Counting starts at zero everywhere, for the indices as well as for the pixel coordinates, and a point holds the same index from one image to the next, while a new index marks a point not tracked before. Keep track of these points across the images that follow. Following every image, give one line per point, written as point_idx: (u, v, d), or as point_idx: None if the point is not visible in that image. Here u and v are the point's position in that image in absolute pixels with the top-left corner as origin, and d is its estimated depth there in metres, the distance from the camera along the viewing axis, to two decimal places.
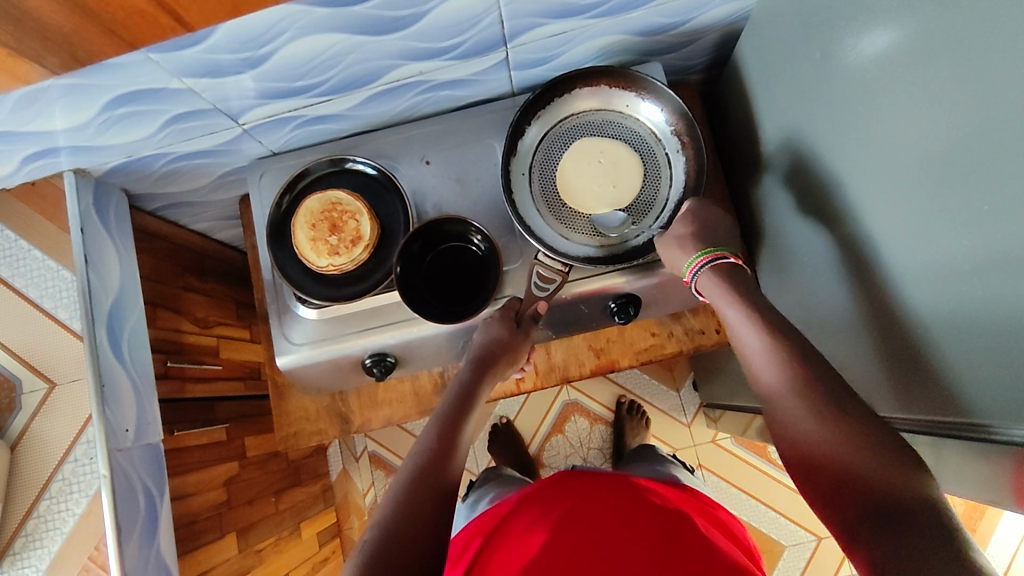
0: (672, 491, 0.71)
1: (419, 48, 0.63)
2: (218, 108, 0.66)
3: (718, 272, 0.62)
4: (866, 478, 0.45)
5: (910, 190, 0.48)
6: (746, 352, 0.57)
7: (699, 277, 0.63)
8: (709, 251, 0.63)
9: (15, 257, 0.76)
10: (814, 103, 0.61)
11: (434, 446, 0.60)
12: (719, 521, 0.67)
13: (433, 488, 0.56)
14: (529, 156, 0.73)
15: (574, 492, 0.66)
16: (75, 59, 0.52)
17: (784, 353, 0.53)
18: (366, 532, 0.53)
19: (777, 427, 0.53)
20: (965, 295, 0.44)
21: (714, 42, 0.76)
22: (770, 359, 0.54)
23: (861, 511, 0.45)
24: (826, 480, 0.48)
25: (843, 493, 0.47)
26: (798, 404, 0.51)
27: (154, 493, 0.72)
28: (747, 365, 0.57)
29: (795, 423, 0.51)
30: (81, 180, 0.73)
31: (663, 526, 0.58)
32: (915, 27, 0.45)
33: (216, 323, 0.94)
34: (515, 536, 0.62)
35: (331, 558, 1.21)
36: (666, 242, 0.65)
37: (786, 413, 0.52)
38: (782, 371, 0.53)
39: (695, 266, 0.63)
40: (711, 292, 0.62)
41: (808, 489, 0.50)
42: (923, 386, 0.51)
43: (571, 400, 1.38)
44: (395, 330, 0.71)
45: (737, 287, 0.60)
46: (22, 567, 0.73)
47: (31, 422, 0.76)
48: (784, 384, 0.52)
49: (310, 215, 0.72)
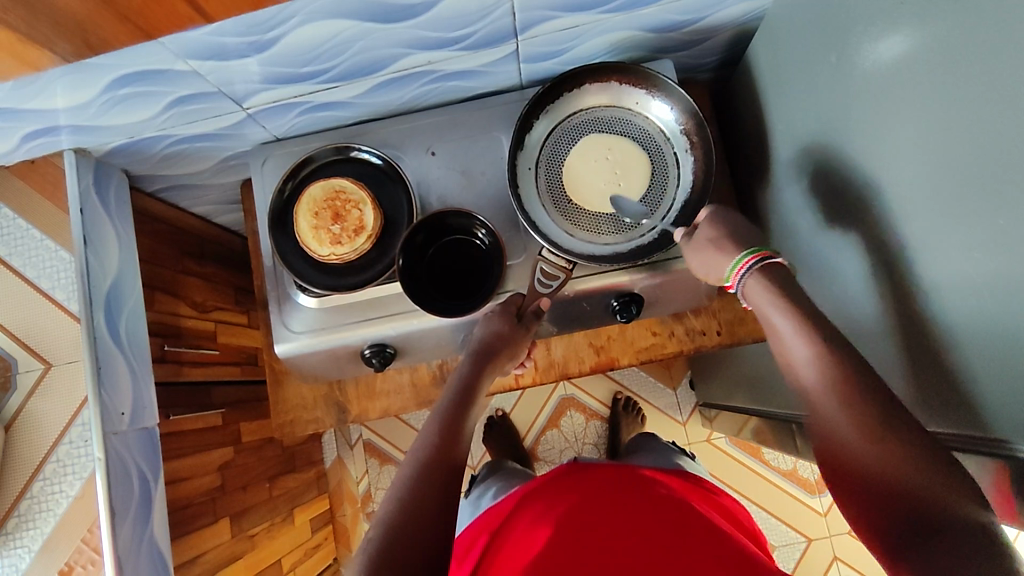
0: (678, 482, 0.71)
1: (429, 37, 0.62)
2: (223, 91, 0.64)
3: (768, 274, 0.57)
4: (902, 486, 0.44)
5: (930, 201, 0.47)
6: (785, 355, 0.54)
7: (746, 280, 0.59)
8: (752, 252, 0.59)
9: (12, 236, 0.76)
10: (828, 107, 0.60)
11: (435, 442, 0.60)
12: (728, 513, 0.68)
13: (433, 484, 0.56)
14: (535, 152, 0.73)
15: (578, 488, 0.66)
16: (88, 48, 0.52)
17: (836, 364, 0.50)
18: (369, 530, 0.53)
19: (815, 436, 0.52)
20: (980, 303, 0.44)
21: (726, 41, 0.75)
22: (816, 371, 0.51)
23: (894, 523, 0.44)
24: (856, 490, 0.47)
25: (873, 500, 0.46)
26: (835, 413, 0.49)
27: (148, 477, 0.72)
28: (787, 368, 0.55)
29: (838, 437, 0.49)
30: (82, 159, 0.72)
31: (673, 520, 0.58)
32: (935, 34, 0.44)
33: (214, 307, 0.94)
34: (522, 531, 0.62)
35: (322, 545, 1.21)
36: (699, 254, 0.64)
37: (829, 426, 0.50)
38: (815, 379, 0.51)
39: (739, 269, 0.59)
40: (754, 298, 0.58)
41: (844, 494, 0.49)
42: (939, 400, 0.51)
43: (567, 395, 1.38)
44: (395, 322, 0.71)
45: (781, 290, 0.56)
46: (14, 547, 0.73)
47: (24, 402, 0.75)
48: (828, 399, 0.50)
49: (312, 203, 0.71)
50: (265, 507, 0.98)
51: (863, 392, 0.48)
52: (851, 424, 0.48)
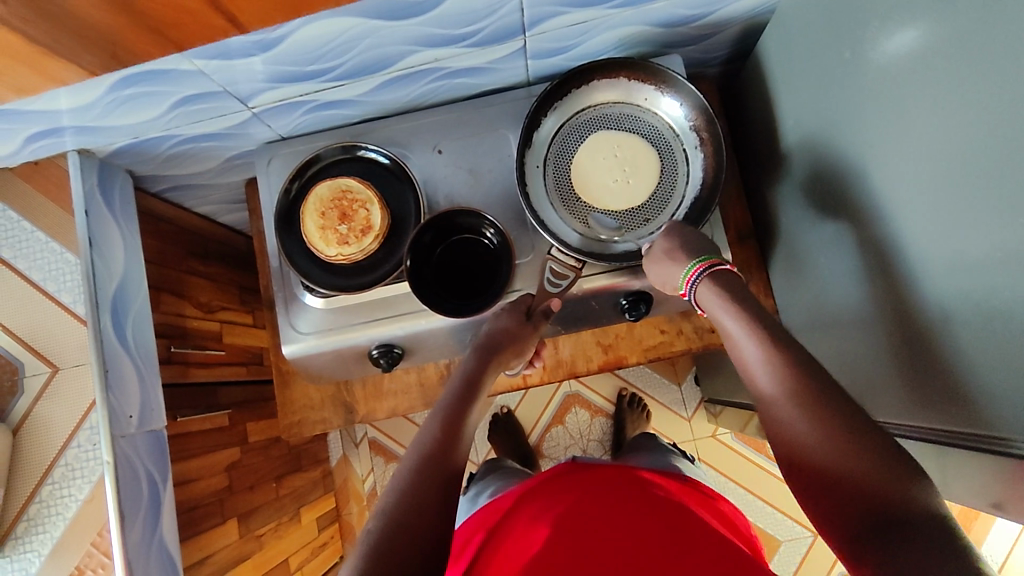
0: (673, 483, 0.71)
1: (436, 35, 0.62)
2: (228, 91, 0.64)
3: (714, 281, 0.59)
4: (867, 483, 0.43)
5: (944, 197, 0.47)
6: (741, 361, 0.54)
7: (697, 286, 0.60)
8: (702, 260, 0.61)
9: (16, 237, 0.76)
10: (838, 101, 0.59)
11: (437, 437, 0.59)
12: (721, 514, 0.68)
13: (433, 480, 0.55)
14: (543, 149, 0.72)
15: (579, 488, 0.65)
16: (113, 58, 0.52)
17: (786, 365, 0.50)
18: (369, 523, 0.51)
19: (771, 438, 0.51)
20: (992, 303, 0.43)
21: (735, 35, 0.74)
22: (769, 374, 0.51)
23: (859, 524, 0.43)
24: (816, 489, 0.46)
25: (834, 499, 0.45)
26: (795, 416, 0.48)
27: (157, 480, 0.71)
28: (742, 373, 0.54)
29: (798, 436, 0.48)
30: (86, 160, 0.71)
31: (671, 518, 0.58)
32: (950, 29, 0.43)
33: (219, 307, 0.93)
34: (522, 526, 0.62)
35: (329, 543, 1.21)
36: (655, 263, 0.64)
37: (785, 423, 0.49)
38: (770, 384, 0.50)
39: (690, 277, 0.60)
40: (709, 304, 0.59)
41: (803, 495, 0.48)
42: (944, 398, 0.51)
43: (571, 392, 1.38)
44: (403, 322, 0.70)
45: (734, 298, 0.57)
46: (24, 551, 0.74)
47: (32, 406, 0.77)
48: (785, 398, 0.49)
49: (319, 203, 0.71)
50: (272, 506, 0.97)
51: (816, 391, 0.48)
52: (814, 423, 0.47)
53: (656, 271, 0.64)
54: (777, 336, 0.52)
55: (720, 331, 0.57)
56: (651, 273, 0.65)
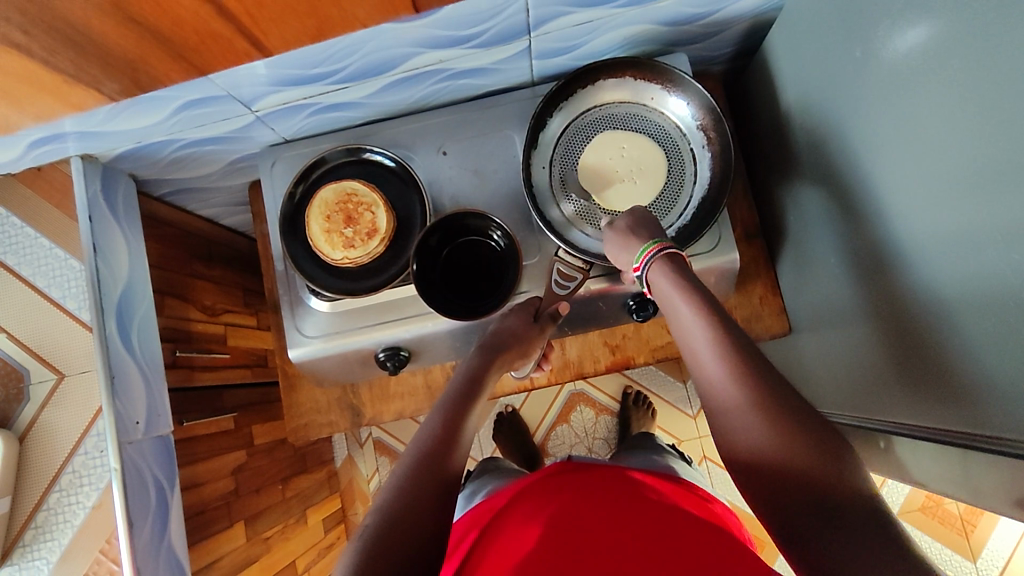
0: (667, 485, 0.71)
1: (441, 37, 0.61)
2: (231, 95, 0.63)
3: (670, 262, 0.57)
4: (826, 483, 0.43)
5: (956, 202, 0.46)
6: (693, 353, 0.52)
7: (650, 267, 0.57)
8: (656, 241, 0.58)
9: (21, 244, 0.79)
10: (847, 101, 0.59)
11: (437, 434, 0.57)
12: (713, 514, 0.67)
13: (429, 476, 0.53)
14: (549, 150, 0.72)
15: (569, 489, 0.65)
16: (112, 65, 0.51)
17: (743, 363, 0.49)
18: (366, 516, 0.51)
19: (720, 432, 0.50)
20: (1004, 308, 0.43)
21: (740, 32, 0.73)
22: (726, 366, 0.49)
23: (805, 521, 0.43)
24: (767, 482, 0.45)
25: (785, 496, 0.44)
26: (750, 416, 0.47)
27: (165, 486, 0.71)
28: (692, 366, 0.52)
29: (751, 434, 0.47)
30: (88, 165, 0.70)
31: (671, 520, 0.57)
32: (961, 30, 0.43)
33: (224, 310, 0.93)
34: (516, 526, 0.61)
35: (336, 543, 1.21)
36: (613, 241, 0.62)
37: (738, 420, 0.48)
38: (724, 379, 0.49)
39: (645, 257, 0.58)
40: (661, 288, 0.56)
41: (750, 491, 0.47)
42: (954, 400, 0.50)
43: (576, 391, 1.37)
44: (410, 324, 0.70)
45: (688, 280, 0.55)
46: (33, 559, 0.76)
47: (38, 413, 0.78)
48: (742, 397, 0.48)
49: (324, 206, 0.70)
50: (279, 509, 0.97)
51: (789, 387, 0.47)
52: (777, 421, 0.46)
53: (614, 247, 0.62)
54: (731, 329, 0.51)
55: (670, 316, 0.55)
56: (608, 249, 0.64)
